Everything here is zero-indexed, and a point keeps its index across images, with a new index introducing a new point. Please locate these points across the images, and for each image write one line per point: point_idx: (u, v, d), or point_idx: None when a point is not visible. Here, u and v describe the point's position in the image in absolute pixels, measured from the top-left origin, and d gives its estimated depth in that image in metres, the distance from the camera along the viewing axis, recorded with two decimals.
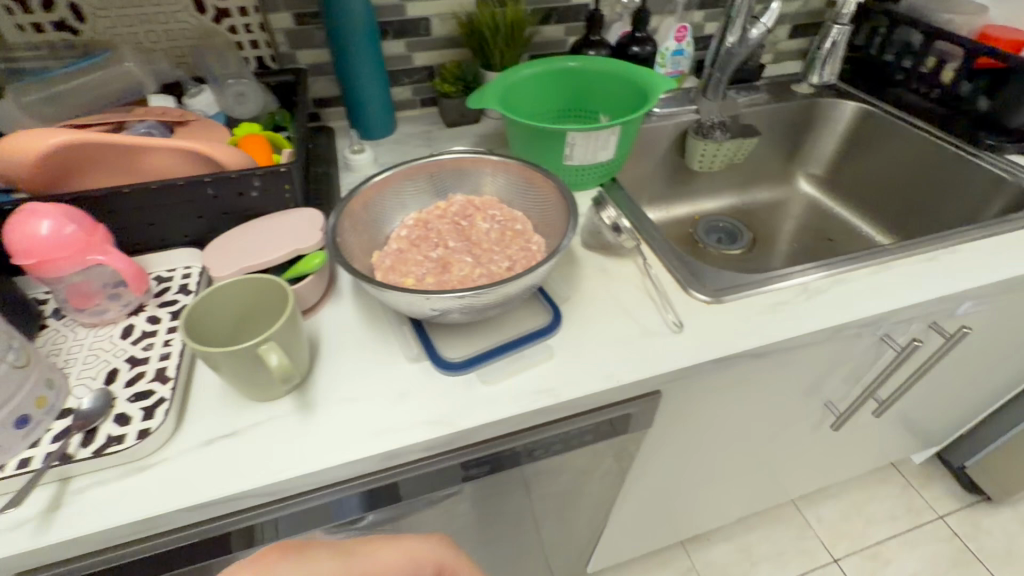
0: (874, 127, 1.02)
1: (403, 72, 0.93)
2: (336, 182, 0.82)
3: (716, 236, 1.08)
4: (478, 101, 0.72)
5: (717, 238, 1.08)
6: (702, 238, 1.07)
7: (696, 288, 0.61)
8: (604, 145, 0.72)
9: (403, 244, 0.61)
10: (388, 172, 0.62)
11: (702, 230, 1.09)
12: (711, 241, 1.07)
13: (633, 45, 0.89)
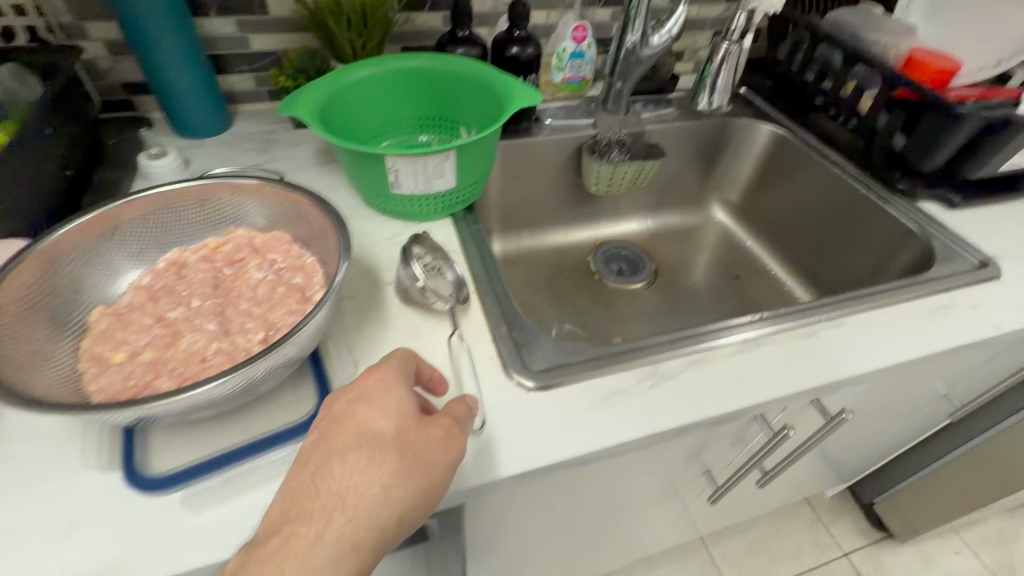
0: (790, 156, 0.91)
1: (239, 58, 0.77)
2: (124, 192, 0.66)
3: (619, 266, 0.96)
4: (289, 108, 0.55)
5: (619, 269, 0.96)
6: (600, 267, 0.96)
7: (517, 371, 0.49)
8: (440, 172, 0.58)
9: (136, 297, 0.47)
10: (129, 199, 0.48)
11: (603, 259, 0.97)
12: (612, 272, 0.95)
13: (511, 45, 0.75)
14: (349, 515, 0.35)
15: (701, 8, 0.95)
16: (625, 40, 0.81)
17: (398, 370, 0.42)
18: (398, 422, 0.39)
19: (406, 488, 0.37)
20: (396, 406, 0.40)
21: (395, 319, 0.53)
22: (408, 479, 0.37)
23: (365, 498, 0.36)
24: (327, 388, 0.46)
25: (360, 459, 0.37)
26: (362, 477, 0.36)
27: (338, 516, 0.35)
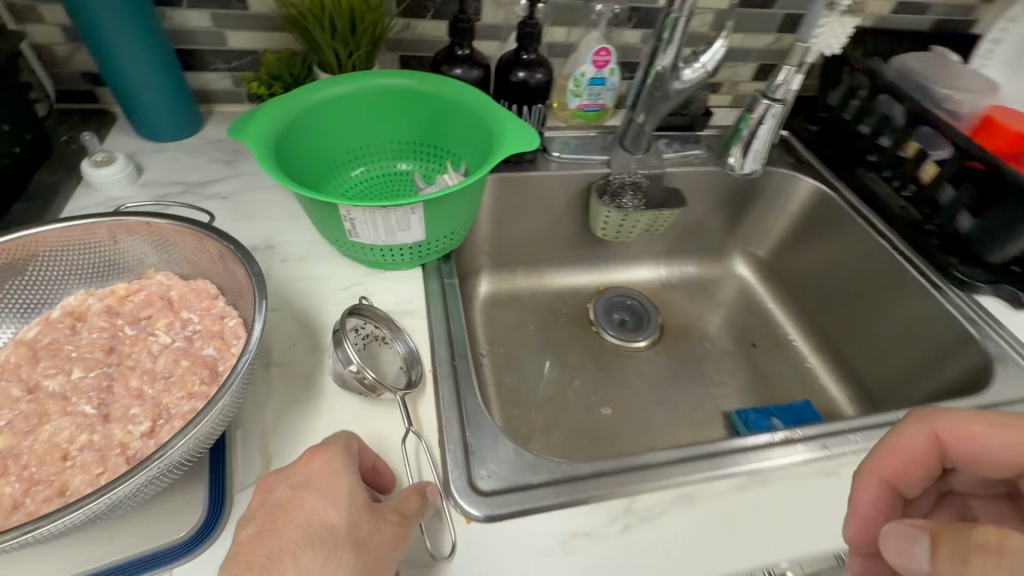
0: (832, 218, 0.80)
1: (215, 55, 0.68)
2: (62, 200, 0.59)
3: (624, 317, 0.86)
4: (236, 130, 0.46)
5: (624, 321, 0.86)
6: (601, 318, 0.86)
7: (460, 493, 0.41)
8: (405, 225, 0.49)
9: (13, 356, 0.39)
10: (18, 236, 0.40)
11: (607, 308, 0.87)
12: (615, 324, 0.85)
13: (517, 68, 0.65)
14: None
15: (746, 37, 0.84)
16: (650, 72, 0.70)
17: (346, 452, 0.36)
18: (351, 513, 0.33)
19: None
20: (349, 494, 0.34)
21: (330, 399, 0.45)
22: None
23: None
24: (222, 495, 0.38)
25: (314, 560, 0.31)
26: None
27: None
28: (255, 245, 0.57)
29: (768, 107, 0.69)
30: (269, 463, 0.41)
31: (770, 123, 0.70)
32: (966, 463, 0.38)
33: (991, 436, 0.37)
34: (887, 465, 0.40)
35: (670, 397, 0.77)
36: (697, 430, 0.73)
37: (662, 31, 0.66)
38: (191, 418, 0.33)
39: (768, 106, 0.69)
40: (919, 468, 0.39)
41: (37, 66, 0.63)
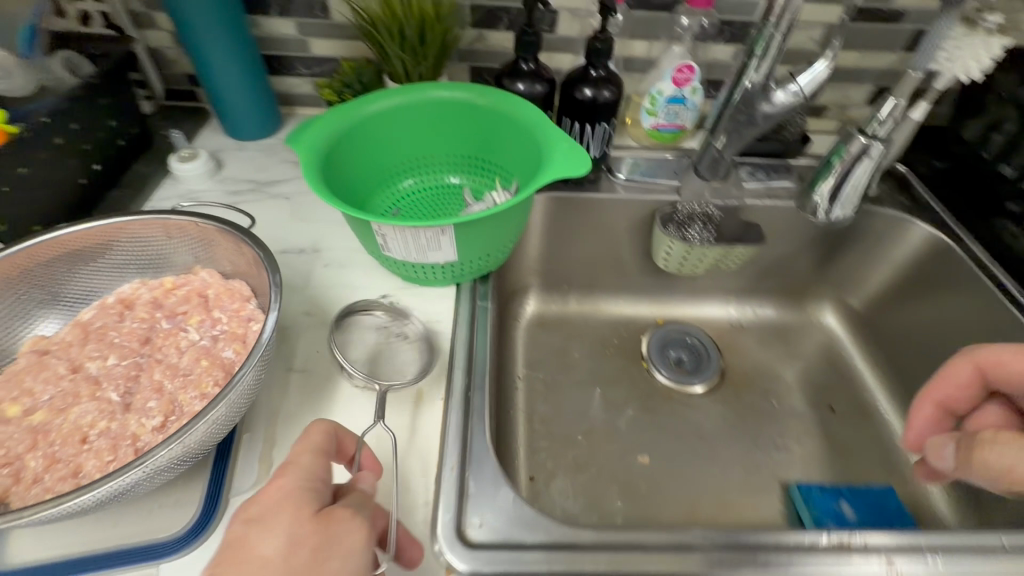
0: (953, 276, 0.67)
1: (298, 61, 0.72)
2: (151, 189, 0.65)
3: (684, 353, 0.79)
4: (293, 141, 0.47)
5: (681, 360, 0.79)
6: (654, 356, 0.79)
7: (449, 540, 0.38)
8: (436, 246, 0.47)
9: (68, 335, 0.43)
10: (89, 226, 0.44)
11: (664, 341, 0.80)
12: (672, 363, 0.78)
13: (584, 85, 0.61)
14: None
15: (863, 55, 0.73)
16: (733, 96, 0.63)
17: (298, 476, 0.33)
18: (291, 538, 0.30)
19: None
20: (290, 516, 0.31)
21: (339, 415, 0.45)
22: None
23: None
24: (218, 497, 0.38)
25: None
26: None
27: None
28: (304, 248, 0.59)
29: (864, 147, 0.59)
30: (269, 472, 0.41)
31: (865, 166, 0.60)
32: (1004, 386, 0.49)
33: (1020, 362, 0.48)
34: (943, 392, 0.52)
35: (721, 454, 0.69)
36: (747, 497, 0.65)
37: (752, 52, 0.60)
38: (188, 423, 0.34)
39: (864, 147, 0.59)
40: (971, 391, 0.51)
41: (148, 67, 0.69)
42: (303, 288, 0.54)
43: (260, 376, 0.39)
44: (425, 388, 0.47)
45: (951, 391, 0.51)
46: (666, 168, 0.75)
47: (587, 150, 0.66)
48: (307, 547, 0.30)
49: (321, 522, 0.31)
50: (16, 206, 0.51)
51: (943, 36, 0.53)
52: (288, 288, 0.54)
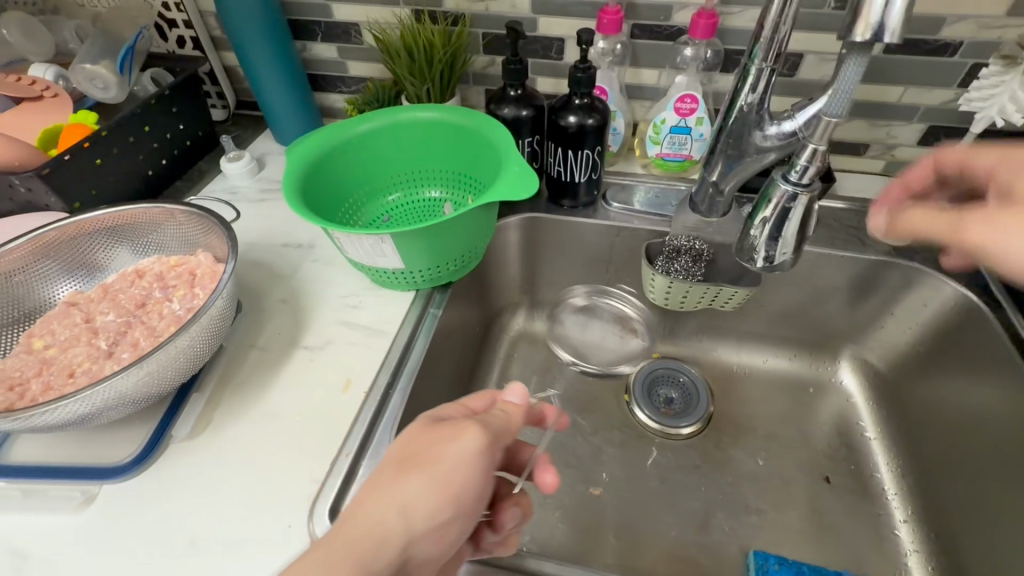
0: (992, 352, 0.57)
1: (338, 80, 0.82)
2: (205, 182, 0.78)
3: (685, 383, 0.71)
4: (286, 153, 0.55)
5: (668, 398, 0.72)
6: (637, 392, 0.73)
7: (319, 512, 0.42)
8: (382, 252, 0.52)
9: (93, 292, 0.54)
10: (122, 208, 0.55)
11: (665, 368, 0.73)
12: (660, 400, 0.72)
13: (569, 112, 0.62)
14: (356, 522, 0.33)
15: (909, 90, 0.65)
16: (726, 122, 0.56)
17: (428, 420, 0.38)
18: (406, 442, 0.37)
19: (408, 483, 0.34)
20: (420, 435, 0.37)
21: (277, 392, 0.51)
22: (408, 478, 0.34)
23: (405, 512, 0.33)
24: (158, 441, 0.46)
25: (395, 482, 0.34)
26: (385, 501, 0.33)
27: (351, 525, 0.33)
28: (302, 242, 0.67)
29: (794, 195, 0.41)
30: (205, 427, 0.48)
31: (802, 213, 0.42)
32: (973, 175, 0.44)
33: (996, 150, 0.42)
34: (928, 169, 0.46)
35: (682, 503, 0.65)
36: (697, 552, 0.61)
37: (743, 75, 0.53)
38: (121, 370, 0.41)
39: (797, 192, 0.41)
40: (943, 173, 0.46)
41: (223, 81, 0.83)
42: (289, 278, 0.62)
43: (202, 343, 0.46)
44: (355, 381, 0.52)
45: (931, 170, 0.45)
46: (670, 197, 0.72)
47: (572, 174, 0.67)
48: (420, 439, 0.36)
49: (428, 429, 0.37)
50: (92, 188, 0.65)
51: (974, 88, 0.55)
52: (277, 277, 0.62)
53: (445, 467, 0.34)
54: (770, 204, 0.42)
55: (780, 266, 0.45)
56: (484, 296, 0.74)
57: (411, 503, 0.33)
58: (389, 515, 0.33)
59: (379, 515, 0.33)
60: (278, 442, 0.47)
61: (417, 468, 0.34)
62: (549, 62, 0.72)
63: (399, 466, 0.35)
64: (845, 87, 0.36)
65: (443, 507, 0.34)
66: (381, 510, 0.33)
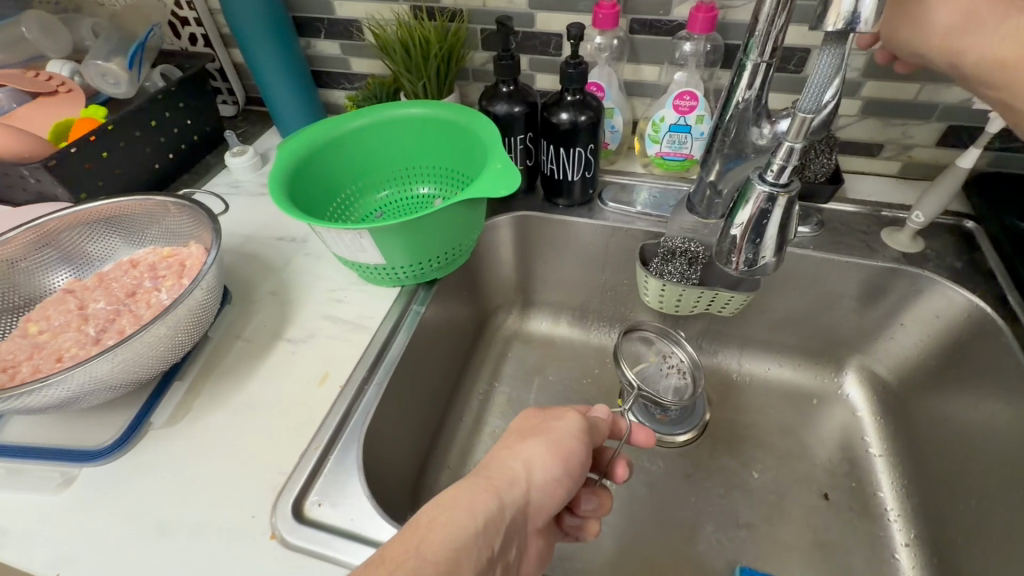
0: (1006, 368, 0.53)
1: (342, 77, 0.83)
2: (210, 176, 0.80)
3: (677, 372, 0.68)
4: (278, 149, 0.56)
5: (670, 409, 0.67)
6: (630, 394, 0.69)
7: (283, 503, 0.43)
8: (362, 247, 0.53)
9: (89, 280, 0.56)
10: (120, 200, 0.57)
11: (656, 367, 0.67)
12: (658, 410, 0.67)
13: (561, 109, 0.60)
14: (492, 468, 0.40)
15: (926, 88, 0.61)
16: (722, 118, 0.53)
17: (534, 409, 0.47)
18: (521, 421, 0.45)
19: (527, 444, 0.42)
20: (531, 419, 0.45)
21: (255, 383, 0.52)
22: (528, 442, 0.42)
23: (531, 467, 0.40)
24: (135, 427, 0.47)
25: (514, 447, 0.42)
26: (513, 457, 0.41)
27: (488, 470, 0.40)
28: (295, 236, 0.68)
29: (771, 196, 0.40)
30: (184, 415, 0.49)
31: (780, 215, 0.40)
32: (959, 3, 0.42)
33: None
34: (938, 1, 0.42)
35: (671, 512, 0.61)
36: (681, 566, 0.57)
37: (738, 72, 0.50)
38: (95, 355, 0.42)
39: (773, 193, 0.40)
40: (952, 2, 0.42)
41: (232, 78, 0.85)
42: (279, 272, 0.63)
43: (179, 332, 0.47)
44: (332, 374, 0.52)
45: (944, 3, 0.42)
46: (670, 197, 0.70)
47: (565, 173, 0.65)
48: (532, 421, 0.45)
49: (534, 414, 0.46)
50: (98, 180, 0.67)
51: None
52: (268, 269, 0.63)
53: (555, 434, 0.43)
54: (747, 207, 0.41)
55: (761, 268, 0.44)
56: (476, 294, 0.73)
57: (532, 459, 0.41)
58: (517, 464, 0.41)
59: (509, 466, 0.40)
60: (250, 433, 0.47)
61: (535, 435, 0.43)
62: (547, 58, 0.71)
63: (517, 434, 0.44)
64: (815, 83, 0.35)
65: (557, 466, 0.41)
66: (512, 462, 0.41)
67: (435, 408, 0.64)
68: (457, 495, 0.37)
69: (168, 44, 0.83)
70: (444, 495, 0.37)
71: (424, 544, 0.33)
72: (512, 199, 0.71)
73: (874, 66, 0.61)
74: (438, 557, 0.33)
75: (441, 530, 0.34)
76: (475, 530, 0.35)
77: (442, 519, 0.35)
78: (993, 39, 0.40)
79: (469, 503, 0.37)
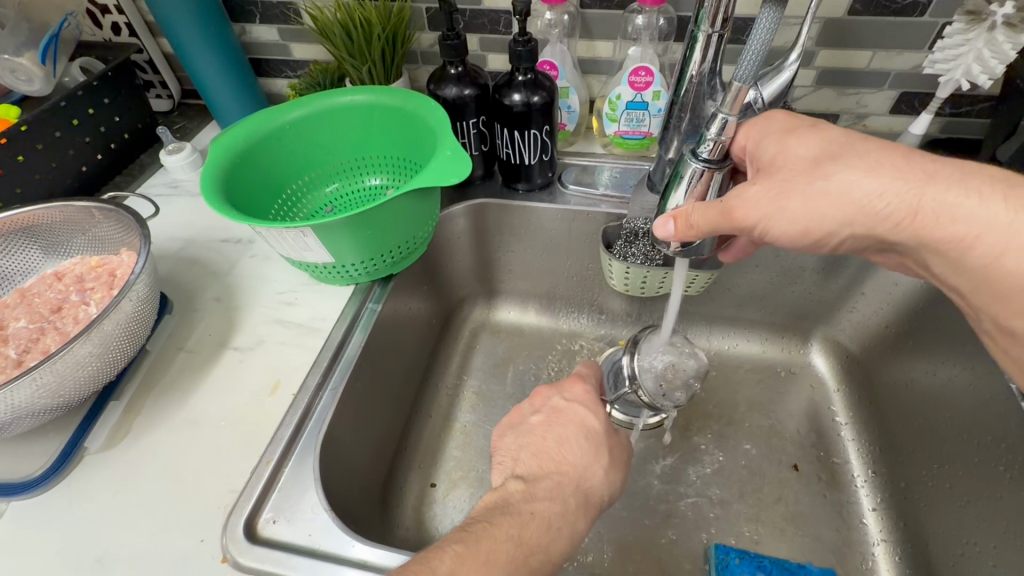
0: (960, 334, 0.54)
1: (284, 65, 0.78)
2: (145, 177, 0.74)
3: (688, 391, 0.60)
4: (213, 147, 0.52)
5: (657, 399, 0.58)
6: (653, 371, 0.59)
7: (235, 522, 0.40)
8: (307, 246, 0.49)
9: (10, 297, 0.51)
10: (38, 209, 0.52)
11: (688, 372, 0.59)
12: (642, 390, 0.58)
13: (513, 90, 0.57)
14: (589, 482, 0.44)
15: (878, 56, 0.61)
16: (678, 93, 0.51)
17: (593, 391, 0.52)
18: (603, 423, 0.49)
19: (610, 465, 0.46)
20: (602, 416, 0.49)
21: (201, 396, 0.49)
22: (612, 465, 0.47)
23: (612, 492, 0.46)
24: (70, 452, 0.44)
25: (603, 462, 0.46)
26: (608, 481, 0.46)
27: (586, 485, 0.44)
28: (240, 237, 0.63)
29: (703, 171, 0.42)
30: (124, 436, 0.46)
31: (713, 190, 0.43)
32: (765, 229, 0.42)
33: (784, 218, 0.41)
34: (768, 216, 0.42)
35: (645, 497, 0.60)
36: (656, 550, 0.56)
37: (691, 43, 0.48)
38: (10, 382, 0.39)
39: (705, 169, 0.42)
40: (770, 229, 0.42)
41: (164, 70, 0.80)
42: (224, 276, 0.59)
43: (109, 347, 0.44)
44: (283, 383, 0.49)
45: (763, 217, 0.42)
46: (631, 177, 0.68)
47: (520, 156, 0.63)
48: (607, 430, 0.48)
49: (610, 428, 0.49)
50: (16, 186, 0.61)
51: (937, 49, 0.53)
52: (211, 273, 0.59)
53: (622, 461, 0.48)
54: (682, 185, 0.43)
55: (697, 248, 0.46)
56: (438, 287, 0.70)
57: (614, 485, 0.46)
58: (606, 487, 0.45)
59: (600, 489, 0.45)
60: (196, 451, 0.45)
61: (617, 463, 0.47)
62: (497, 36, 0.68)
63: (601, 437, 0.47)
64: (755, 45, 0.36)
65: (619, 489, 0.47)
66: (602, 483, 0.45)
67: (401, 408, 0.61)
68: (572, 507, 0.42)
69: (88, 34, 0.77)
70: (562, 501, 0.42)
71: (548, 545, 0.39)
72: (470, 187, 0.69)
73: (827, 34, 0.60)
74: (554, 557, 0.39)
75: (559, 537, 0.40)
76: (576, 542, 0.41)
77: (560, 526, 0.40)
78: (802, 200, 0.41)
79: (577, 529, 0.42)
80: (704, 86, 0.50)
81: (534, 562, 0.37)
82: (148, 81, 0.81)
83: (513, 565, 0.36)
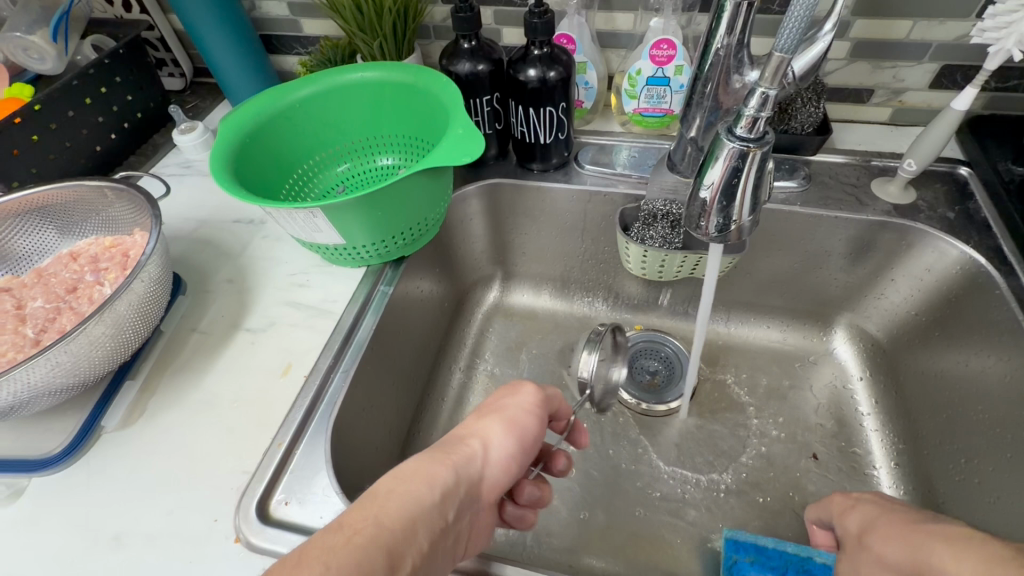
0: (995, 323, 0.52)
1: (295, 41, 0.77)
2: (158, 156, 0.74)
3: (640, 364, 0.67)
4: (222, 125, 0.51)
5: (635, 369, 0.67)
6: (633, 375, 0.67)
7: (248, 503, 0.41)
8: (318, 227, 0.49)
9: (27, 276, 0.52)
10: (52, 190, 0.52)
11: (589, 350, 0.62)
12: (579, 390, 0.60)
13: (528, 65, 0.55)
14: (449, 443, 0.40)
15: (920, 25, 0.57)
16: (701, 68, 0.49)
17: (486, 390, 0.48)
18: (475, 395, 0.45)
19: (485, 422, 0.41)
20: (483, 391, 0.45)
21: (213, 379, 0.49)
22: (484, 420, 0.42)
23: (492, 446, 0.40)
24: (86, 431, 0.44)
25: (470, 423, 0.42)
26: (474, 437, 0.40)
27: (444, 445, 0.39)
28: (251, 219, 0.63)
29: (742, 151, 0.39)
30: (137, 416, 0.46)
31: (753, 170, 0.40)
32: None
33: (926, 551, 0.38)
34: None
35: (659, 485, 0.59)
36: (670, 537, 0.56)
37: (718, 15, 0.46)
38: (25, 363, 0.39)
39: (743, 148, 0.39)
40: None
41: (175, 48, 0.78)
42: (235, 257, 0.59)
43: (120, 328, 0.44)
44: (296, 365, 0.49)
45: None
46: (650, 156, 0.66)
47: (535, 135, 0.61)
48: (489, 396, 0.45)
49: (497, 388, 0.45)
50: (30, 166, 0.61)
51: (988, 17, 0.49)
52: (223, 255, 0.59)
53: (510, 412, 0.42)
54: (717, 164, 0.40)
55: (731, 234, 0.43)
56: (451, 269, 0.69)
57: (488, 436, 0.41)
58: (476, 441, 0.40)
59: (465, 442, 0.40)
60: (210, 433, 0.45)
61: (491, 414, 0.42)
62: (513, 8, 0.66)
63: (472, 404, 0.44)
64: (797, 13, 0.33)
65: (511, 443, 0.41)
66: (468, 437, 0.40)
67: (413, 391, 0.61)
68: (418, 468, 0.37)
69: (100, 11, 0.76)
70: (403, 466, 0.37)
71: (382, 516, 0.33)
72: (484, 167, 0.67)
73: (865, 3, 0.56)
74: (392, 528, 0.32)
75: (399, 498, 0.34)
76: (434, 514, 0.35)
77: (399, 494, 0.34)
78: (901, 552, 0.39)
79: (426, 476, 0.36)
80: (731, 61, 0.47)
81: (361, 538, 0.31)
82: (160, 59, 0.80)
83: (330, 554, 0.29)
